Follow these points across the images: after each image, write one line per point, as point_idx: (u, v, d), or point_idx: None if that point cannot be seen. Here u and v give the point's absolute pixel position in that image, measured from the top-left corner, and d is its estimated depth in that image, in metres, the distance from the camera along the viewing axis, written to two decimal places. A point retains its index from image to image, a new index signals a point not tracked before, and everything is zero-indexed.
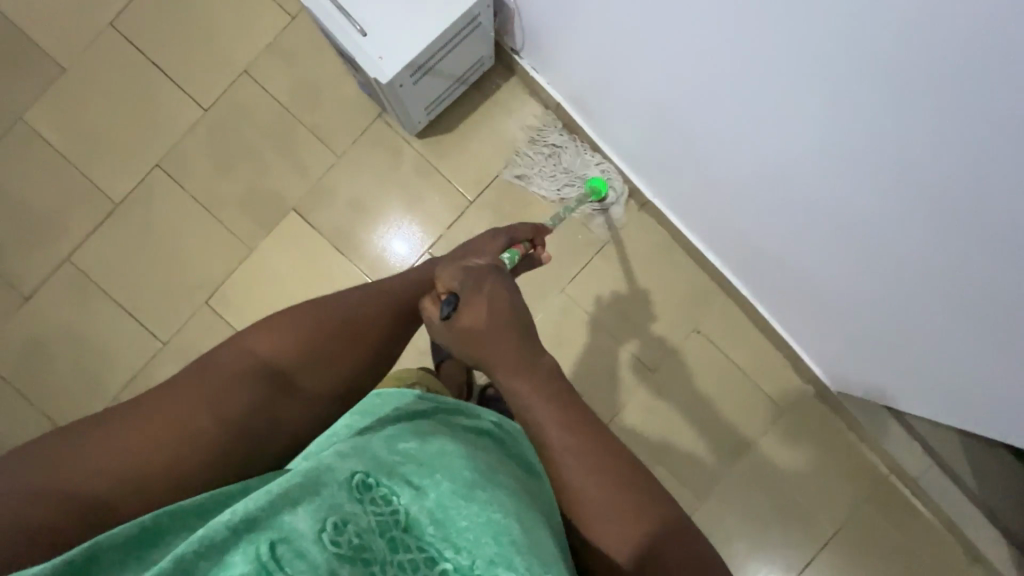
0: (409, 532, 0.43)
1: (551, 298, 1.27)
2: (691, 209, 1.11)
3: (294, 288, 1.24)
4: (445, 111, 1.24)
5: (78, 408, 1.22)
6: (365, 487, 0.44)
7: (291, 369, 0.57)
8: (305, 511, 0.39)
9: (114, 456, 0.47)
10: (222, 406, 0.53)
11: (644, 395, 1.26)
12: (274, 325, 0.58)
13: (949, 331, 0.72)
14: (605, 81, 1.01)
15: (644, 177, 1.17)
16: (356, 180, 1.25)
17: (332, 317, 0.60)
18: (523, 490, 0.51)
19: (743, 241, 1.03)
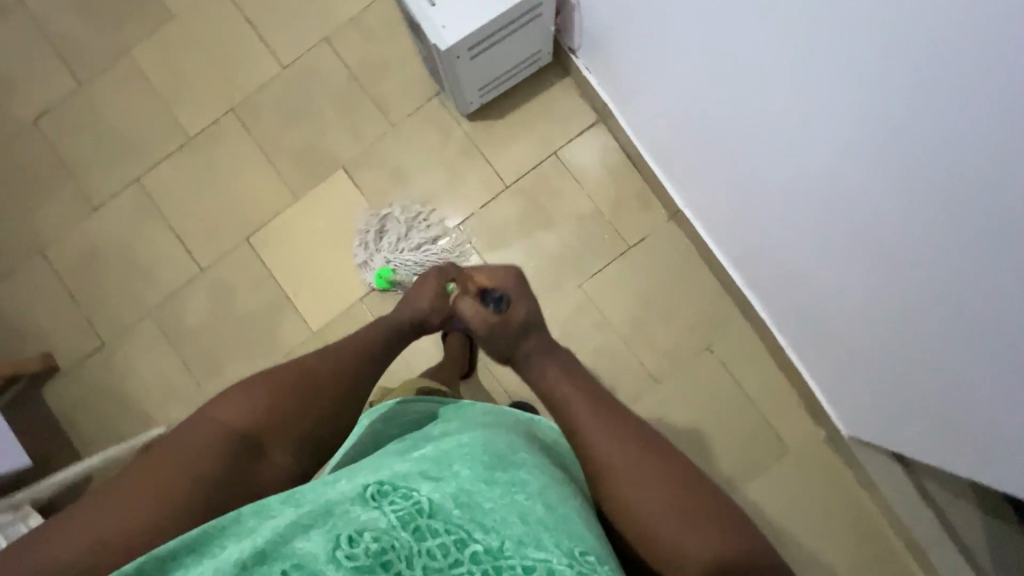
0: (434, 514, 0.51)
1: (567, 292, 1.28)
2: (727, 235, 1.11)
3: (329, 243, 1.32)
4: (498, 99, 1.31)
5: (115, 315, 1.32)
6: (382, 494, 0.53)
7: (261, 430, 0.65)
8: (318, 534, 0.48)
9: (108, 514, 0.54)
10: (198, 466, 0.59)
11: (645, 405, 1.24)
12: (232, 396, 0.66)
13: (962, 386, 0.72)
14: (659, 87, 1.02)
15: (682, 189, 1.17)
16: (403, 150, 1.32)
17: (294, 384, 0.70)
18: (540, 477, 0.60)
19: (776, 273, 1.01)
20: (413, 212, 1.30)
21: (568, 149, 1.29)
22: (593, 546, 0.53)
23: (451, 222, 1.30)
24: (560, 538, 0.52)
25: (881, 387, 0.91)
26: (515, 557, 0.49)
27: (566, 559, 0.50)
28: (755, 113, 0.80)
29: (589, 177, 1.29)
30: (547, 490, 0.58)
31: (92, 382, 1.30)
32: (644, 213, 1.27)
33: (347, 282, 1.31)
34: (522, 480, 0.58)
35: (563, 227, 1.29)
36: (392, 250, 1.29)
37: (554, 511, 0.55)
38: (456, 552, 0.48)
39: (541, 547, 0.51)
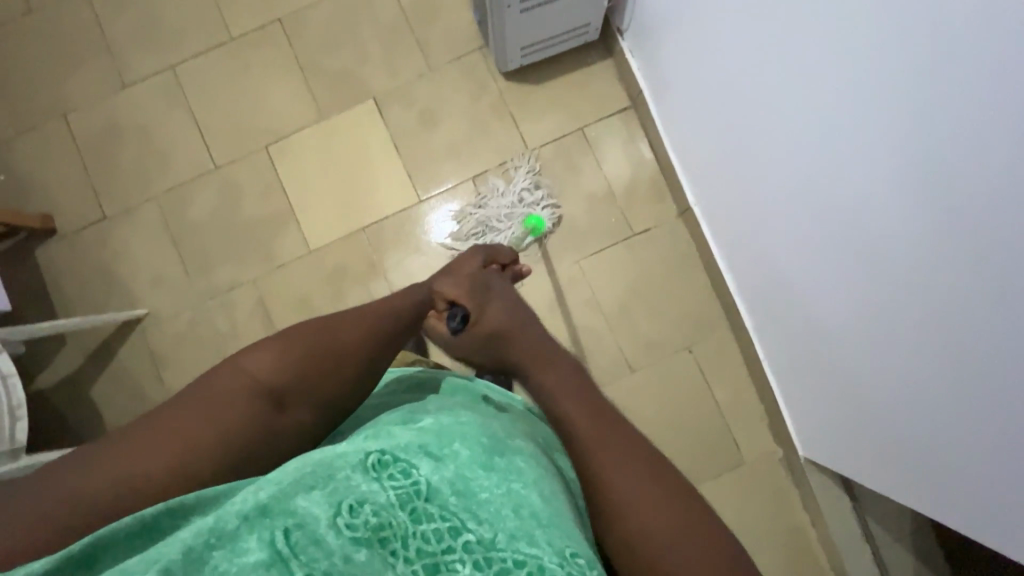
0: (430, 499, 0.51)
1: (564, 265, 1.29)
2: (746, 266, 1.11)
3: (344, 169, 1.33)
4: (538, 64, 1.32)
5: (121, 193, 1.33)
6: (382, 466, 0.53)
7: (287, 387, 0.62)
8: (319, 496, 0.48)
9: (119, 463, 0.52)
10: (220, 418, 0.57)
11: (615, 390, 1.25)
12: (264, 348, 0.63)
13: (935, 437, 0.75)
14: (701, 86, 1.02)
15: (700, 193, 1.19)
16: (435, 94, 1.33)
17: (319, 339, 0.66)
18: (538, 465, 0.59)
19: (789, 313, 1.01)
20: (467, 206, 1.30)
21: (595, 127, 1.31)
22: (584, 550, 0.51)
23: (497, 180, 1.31)
24: (553, 535, 0.50)
25: (856, 426, 0.94)
26: (506, 550, 0.49)
27: (557, 560, 0.48)
28: (794, 131, 0.80)
29: (610, 158, 1.30)
30: (543, 480, 0.57)
31: (85, 251, 1.31)
32: (654, 204, 1.29)
33: (354, 210, 1.32)
34: (521, 468, 0.57)
35: (574, 201, 1.30)
36: (500, 217, 1.28)
37: (550, 504, 0.54)
38: (449, 539, 0.49)
39: (534, 544, 0.49)
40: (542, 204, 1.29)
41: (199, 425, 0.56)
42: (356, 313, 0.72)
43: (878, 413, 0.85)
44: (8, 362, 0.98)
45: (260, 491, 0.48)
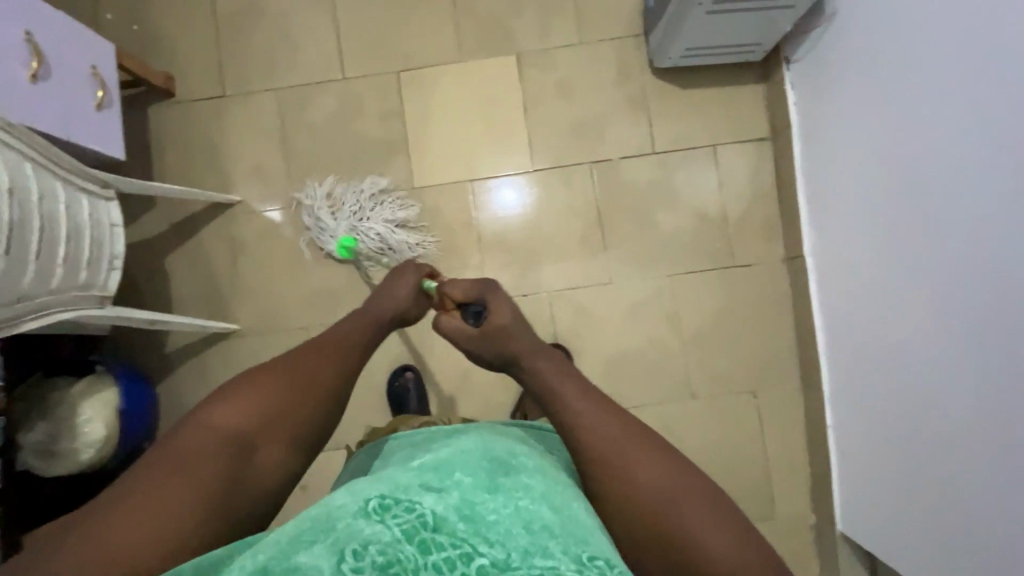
0: (438, 528, 0.51)
1: (656, 275, 1.26)
2: (848, 334, 1.10)
3: (465, 117, 1.30)
4: (690, 68, 1.28)
5: (244, 77, 1.31)
6: (384, 508, 0.53)
7: (252, 430, 0.62)
8: (321, 547, 0.48)
9: (105, 538, 0.50)
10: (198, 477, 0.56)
11: (668, 411, 1.24)
12: (225, 397, 0.63)
13: (1001, 531, 0.78)
14: (872, 149, 0.98)
15: (823, 248, 1.16)
16: (578, 67, 1.30)
17: (277, 374, 0.66)
18: (543, 481, 0.62)
19: (880, 391, 1.03)
20: (351, 186, 1.29)
21: (727, 148, 1.27)
22: (601, 552, 0.52)
23: (382, 190, 1.29)
24: (567, 545, 0.52)
25: (912, 501, 0.96)
26: (522, 568, 0.49)
27: (575, 565, 0.50)
28: (981, 241, 0.77)
29: (732, 184, 1.27)
30: (549, 495, 0.59)
31: (194, 124, 1.31)
32: (764, 242, 1.25)
33: (462, 160, 1.30)
34: (523, 486, 0.60)
35: (684, 215, 1.27)
36: (354, 219, 1.28)
37: (559, 515, 0.56)
38: (462, 567, 0.49)
39: (549, 556, 0.51)
40: (381, 234, 1.28)
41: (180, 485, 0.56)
42: (311, 347, 0.71)
43: (962, 522, 0.85)
44: (117, 214, 0.96)
45: (259, 554, 0.48)
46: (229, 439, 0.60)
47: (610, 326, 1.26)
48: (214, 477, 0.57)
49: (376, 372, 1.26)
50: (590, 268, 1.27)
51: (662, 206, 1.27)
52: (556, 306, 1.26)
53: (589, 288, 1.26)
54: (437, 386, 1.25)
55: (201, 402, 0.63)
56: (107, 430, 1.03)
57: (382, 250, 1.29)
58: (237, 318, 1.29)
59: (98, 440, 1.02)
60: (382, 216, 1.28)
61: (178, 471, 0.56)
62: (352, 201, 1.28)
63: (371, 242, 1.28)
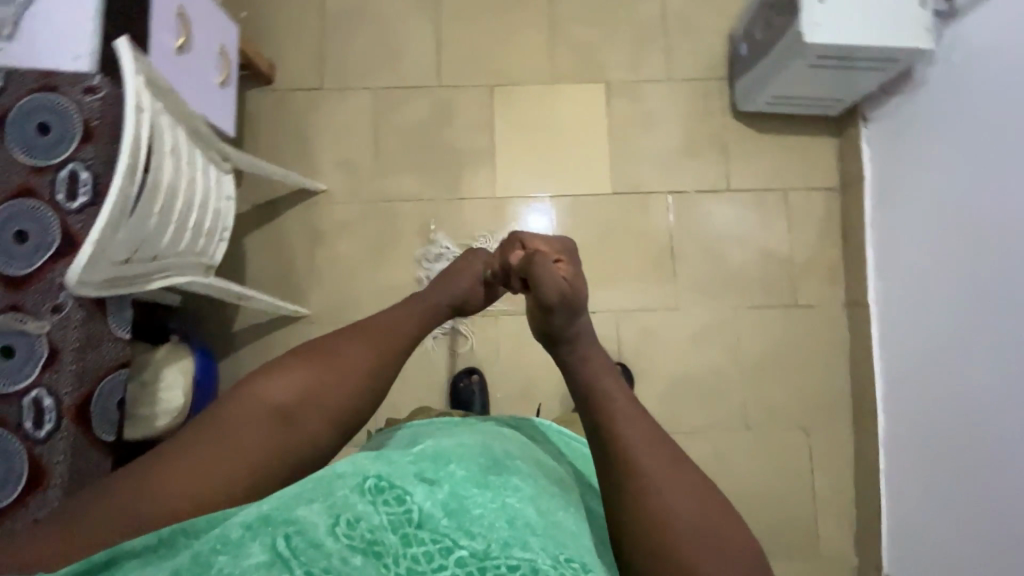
0: (422, 524, 0.50)
1: (722, 306, 1.30)
2: (907, 377, 1.15)
3: (552, 137, 1.35)
4: (770, 115, 1.35)
5: (343, 74, 1.36)
6: (378, 490, 0.52)
7: (294, 405, 0.59)
8: (318, 506, 0.49)
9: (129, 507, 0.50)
10: (236, 448, 0.55)
11: (723, 440, 1.27)
12: (273, 372, 0.61)
13: None
14: (945, 207, 1.05)
15: (888, 297, 1.21)
16: (663, 102, 1.36)
17: (322, 352, 0.64)
18: (533, 485, 0.61)
19: (939, 438, 1.06)
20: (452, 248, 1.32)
21: (798, 194, 1.34)
22: (577, 556, 0.53)
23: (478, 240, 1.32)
24: (547, 543, 0.52)
25: (964, 547, 0.98)
26: (499, 559, 0.49)
27: (550, 562, 0.50)
28: None
29: (799, 227, 1.33)
30: (536, 498, 0.59)
31: (289, 112, 1.34)
32: (826, 286, 1.31)
33: (544, 176, 1.34)
34: (515, 486, 0.59)
35: (752, 251, 1.32)
36: None
37: (543, 519, 0.56)
38: (441, 559, 0.48)
39: (527, 549, 0.51)
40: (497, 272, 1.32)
41: (206, 462, 0.54)
42: (365, 323, 0.69)
43: (991, 555, 0.92)
44: (232, 188, 0.97)
45: (262, 503, 0.49)
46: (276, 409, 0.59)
47: (673, 350, 1.29)
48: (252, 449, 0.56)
49: (441, 372, 1.27)
50: (659, 292, 1.31)
51: (731, 241, 1.32)
52: (623, 326, 1.29)
53: (657, 311, 1.30)
54: (499, 392, 1.27)
55: (255, 371, 0.62)
56: (183, 401, 1.04)
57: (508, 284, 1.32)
58: (308, 303, 1.30)
59: (174, 409, 1.02)
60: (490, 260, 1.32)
61: (205, 445, 0.55)
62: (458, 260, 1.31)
63: None
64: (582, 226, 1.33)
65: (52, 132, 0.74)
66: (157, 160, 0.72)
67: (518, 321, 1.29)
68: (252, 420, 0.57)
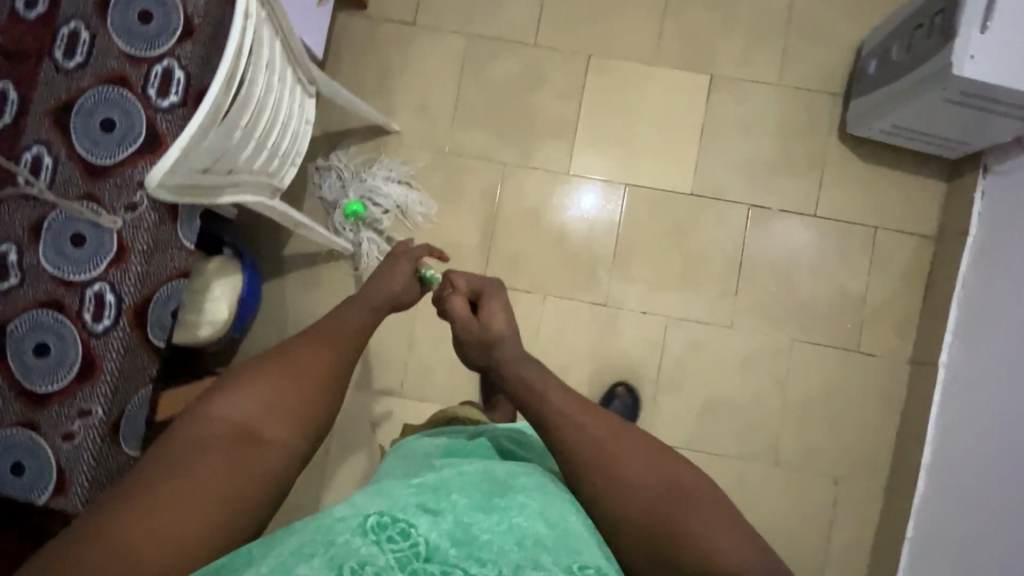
0: (429, 557, 0.50)
1: (779, 335, 1.24)
2: (962, 452, 1.08)
3: (641, 121, 1.27)
4: (879, 144, 1.25)
5: (438, 13, 1.29)
6: (381, 527, 0.51)
7: (258, 419, 0.58)
8: (319, 561, 0.48)
9: (108, 556, 0.45)
10: (210, 473, 0.52)
11: (747, 470, 1.23)
12: (228, 391, 0.59)
13: None
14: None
15: (961, 363, 1.13)
16: (767, 108, 1.27)
17: (272, 363, 0.63)
18: (540, 497, 0.59)
19: (980, 524, 0.99)
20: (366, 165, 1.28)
21: (889, 235, 1.24)
22: (592, 561, 0.53)
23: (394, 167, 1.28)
24: (559, 556, 0.52)
25: None
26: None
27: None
28: None
29: (881, 270, 1.24)
30: (545, 511, 0.57)
31: (377, 43, 1.29)
32: (894, 338, 1.23)
33: (624, 161, 1.27)
34: (520, 504, 0.57)
35: (825, 285, 1.24)
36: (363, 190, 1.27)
37: (554, 529, 0.55)
38: None
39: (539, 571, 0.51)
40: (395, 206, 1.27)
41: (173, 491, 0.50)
42: (307, 334, 0.69)
43: None
44: (312, 113, 0.93)
45: (262, 562, 0.47)
46: (238, 426, 0.56)
47: (717, 369, 1.24)
48: (224, 469, 0.53)
49: None
50: (716, 306, 1.25)
51: (805, 269, 1.25)
52: (671, 333, 1.25)
53: (709, 325, 1.25)
54: None
55: (206, 393, 0.59)
56: (228, 315, 1.04)
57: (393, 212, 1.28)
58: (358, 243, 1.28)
59: (219, 322, 1.03)
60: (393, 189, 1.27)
61: (176, 476, 0.51)
62: (366, 179, 1.27)
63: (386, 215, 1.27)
64: (653, 221, 1.26)
65: (154, 22, 0.72)
66: (252, 73, 0.68)
67: (565, 305, 1.25)
68: (217, 440, 0.55)
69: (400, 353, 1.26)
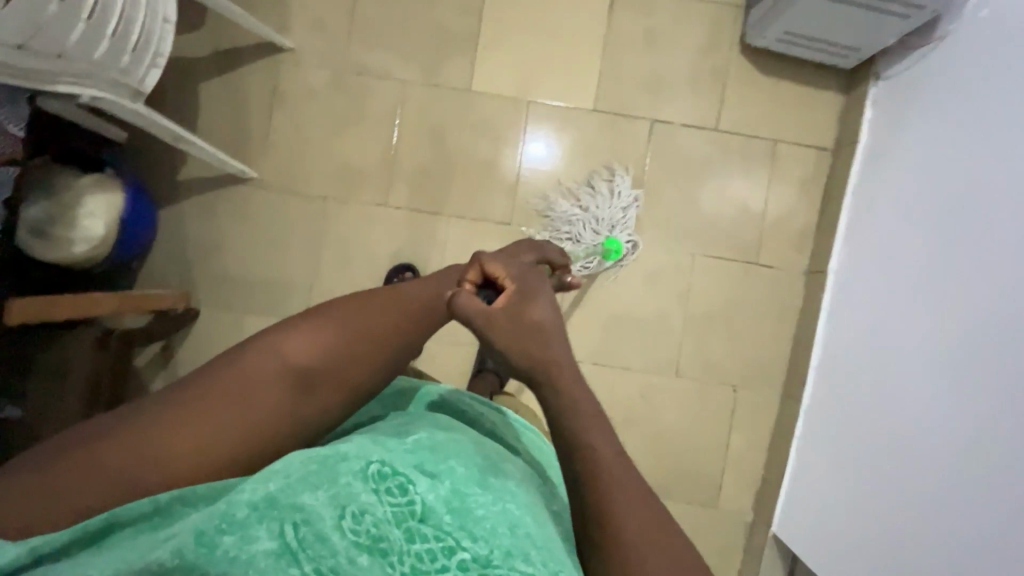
0: (424, 519, 0.52)
1: (680, 249, 1.26)
2: (845, 350, 1.12)
3: (544, 35, 1.25)
4: (778, 56, 1.25)
5: None
6: (382, 477, 0.53)
7: (314, 371, 0.58)
8: (323, 493, 0.49)
9: (129, 462, 0.49)
10: (248, 411, 0.54)
11: (650, 381, 1.27)
12: (303, 332, 0.59)
13: (948, 550, 0.82)
14: (926, 182, 0.99)
15: (849, 267, 1.16)
16: (669, 20, 1.25)
17: (354, 315, 0.61)
18: (529, 490, 0.60)
19: (862, 413, 1.04)
20: (563, 191, 1.25)
21: (788, 148, 1.26)
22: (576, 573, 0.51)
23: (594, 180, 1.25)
24: (548, 557, 0.50)
25: (864, 518, 0.99)
26: (502, 568, 0.49)
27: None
28: (1001, 274, 0.82)
29: (781, 183, 1.26)
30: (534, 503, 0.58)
31: None
32: (791, 250, 1.26)
33: (527, 77, 1.25)
34: (512, 490, 0.57)
35: (726, 199, 1.26)
36: (576, 215, 1.24)
37: (543, 526, 0.55)
38: (444, 559, 0.49)
39: (530, 563, 0.50)
40: (617, 215, 1.23)
41: (219, 424, 0.53)
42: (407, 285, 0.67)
43: (892, 526, 0.93)
44: (173, 9, 0.89)
45: (271, 480, 0.48)
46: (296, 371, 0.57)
47: (621, 285, 1.26)
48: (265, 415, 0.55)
49: (383, 261, 1.25)
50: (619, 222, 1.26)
51: (707, 183, 1.26)
52: None
53: None
54: None
55: (288, 322, 0.60)
56: (105, 231, 1.01)
57: (614, 218, 1.23)
58: (258, 167, 1.24)
59: (96, 238, 1.00)
60: (601, 198, 1.23)
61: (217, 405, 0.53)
62: (569, 201, 1.24)
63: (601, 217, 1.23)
64: (556, 137, 1.25)
65: None
66: None
67: (471, 224, 1.25)
68: (274, 385, 0.56)
69: (306, 277, 1.25)
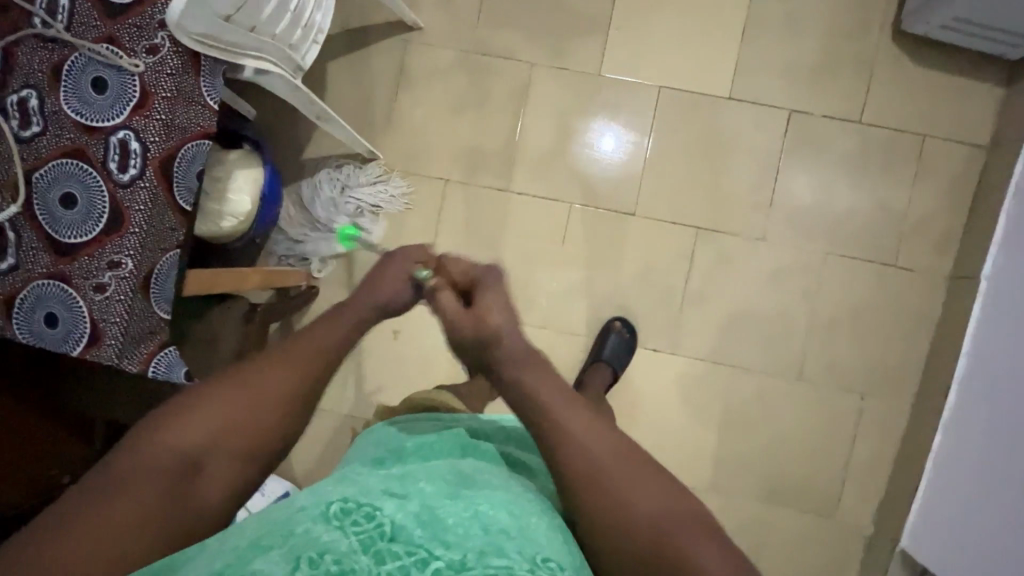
0: (395, 536, 0.46)
1: (812, 248, 1.20)
2: (990, 362, 1.05)
3: (683, 18, 1.20)
4: (933, 47, 1.17)
5: None
6: (345, 513, 0.48)
7: (200, 447, 0.54)
8: (278, 552, 0.44)
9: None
10: (149, 496, 0.50)
11: (770, 384, 1.22)
12: (185, 414, 0.56)
13: None
14: None
15: (1003, 273, 1.07)
16: (815, 5, 1.18)
17: (232, 383, 0.59)
18: (507, 489, 0.56)
19: (1003, 425, 0.98)
20: (346, 173, 1.23)
21: (936, 143, 1.18)
22: (556, 555, 0.49)
23: (371, 170, 1.23)
24: (522, 545, 0.48)
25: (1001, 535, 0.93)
26: (477, 568, 0.45)
27: (527, 566, 0.46)
28: None
29: (927, 182, 1.18)
30: (510, 502, 0.53)
31: None
32: (932, 254, 1.19)
33: (663, 61, 1.20)
34: (488, 494, 0.54)
35: (862, 197, 1.19)
36: (349, 202, 1.22)
37: (517, 521, 0.51)
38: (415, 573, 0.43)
39: (504, 555, 0.46)
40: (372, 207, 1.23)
41: (119, 515, 0.49)
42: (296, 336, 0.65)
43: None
44: None
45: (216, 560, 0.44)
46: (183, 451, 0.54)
47: (746, 282, 1.21)
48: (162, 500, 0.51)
49: (502, 246, 1.23)
50: (750, 218, 1.20)
51: (845, 179, 1.19)
52: (702, 242, 1.21)
53: (742, 236, 1.21)
54: (555, 282, 1.23)
55: (161, 414, 0.56)
56: (250, 208, 1.02)
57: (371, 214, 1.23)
58: (381, 148, 1.24)
59: (242, 214, 1.01)
60: (373, 187, 1.23)
61: (116, 501, 0.49)
62: (342, 187, 1.22)
63: (357, 213, 1.23)
64: (690, 126, 1.20)
65: None
66: None
67: (593, 213, 1.22)
68: (157, 476, 0.52)
69: None
